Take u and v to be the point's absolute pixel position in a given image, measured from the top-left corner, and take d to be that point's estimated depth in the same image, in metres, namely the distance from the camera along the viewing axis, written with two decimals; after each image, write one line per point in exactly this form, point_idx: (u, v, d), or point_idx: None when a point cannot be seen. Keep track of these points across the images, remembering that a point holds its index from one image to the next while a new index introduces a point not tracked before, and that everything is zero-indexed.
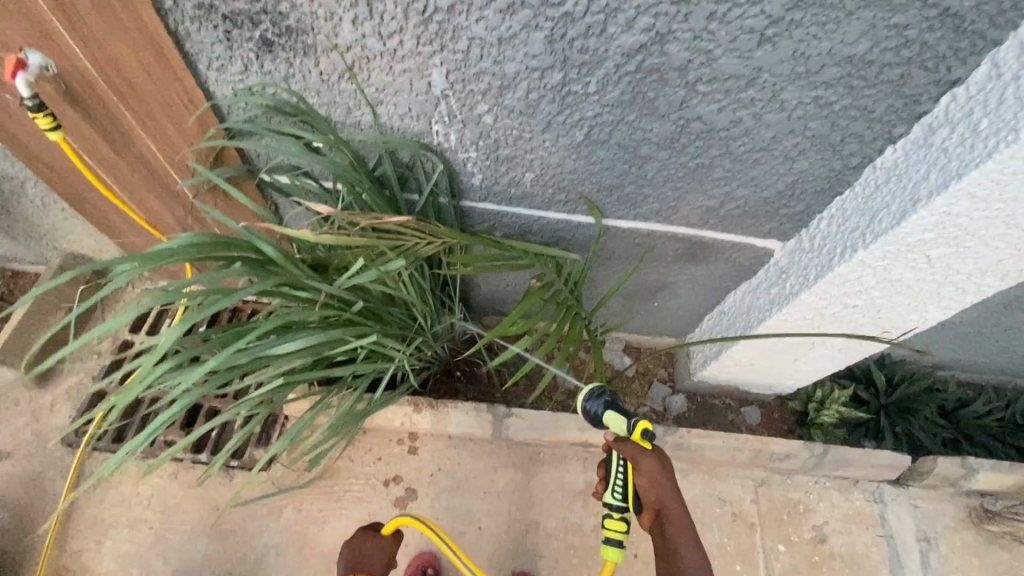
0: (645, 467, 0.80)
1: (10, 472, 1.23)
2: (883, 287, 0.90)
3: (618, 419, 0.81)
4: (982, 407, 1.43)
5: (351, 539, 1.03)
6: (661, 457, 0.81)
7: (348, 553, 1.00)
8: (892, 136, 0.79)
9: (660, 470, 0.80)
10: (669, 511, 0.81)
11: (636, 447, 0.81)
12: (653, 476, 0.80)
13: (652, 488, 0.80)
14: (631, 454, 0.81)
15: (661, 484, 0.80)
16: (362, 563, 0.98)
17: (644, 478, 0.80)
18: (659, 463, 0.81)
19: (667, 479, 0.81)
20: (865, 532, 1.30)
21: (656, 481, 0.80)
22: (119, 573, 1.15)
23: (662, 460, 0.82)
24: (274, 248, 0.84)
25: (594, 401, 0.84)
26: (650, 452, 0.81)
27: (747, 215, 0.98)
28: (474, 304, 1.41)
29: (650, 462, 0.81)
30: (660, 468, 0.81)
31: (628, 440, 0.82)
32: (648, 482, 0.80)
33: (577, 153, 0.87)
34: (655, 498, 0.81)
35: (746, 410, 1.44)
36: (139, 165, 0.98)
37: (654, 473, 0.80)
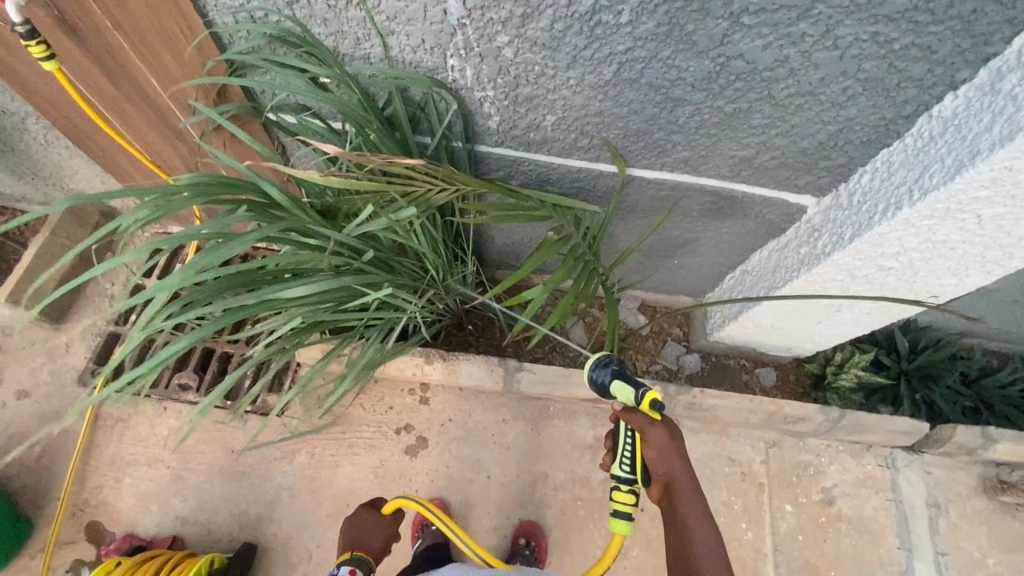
0: (653, 438, 0.79)
1: (30, 410, 1.26)
2: (924, 249, 0.85)
3: (627, 390, 0.78)
4: (1007, 376, 1.39)
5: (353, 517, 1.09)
6: (670, 427, 0.80)
7: (349, 531, 1.07)
8: (954, 80, 0.71)
9: (668, 441, 0.79)
10: (679, 485, 0.81)
11: (644, 418, 0.79)
12: (661, 448, 0.79)
13: (661, 463, 0.80)
14: (639, 425, 0.79)
15: (670, 458, 0.79)
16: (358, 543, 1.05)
17: (653, 451, 0.79)
18: (667, 434, 0.79)
19: (676, 451, 0.79)
20: (874, 496, 1.30)
21: (665, 453, 0.79)
22: (140, 508, 1.19)
23: (670, 431, 0.80)
24: (280, 192, 0.80)
25: (602, 370, 0.81)
26: (659, 424, 0.79)
27: (783, 167, 0.91)
28: (487, 256, 1.38)
29: (658, 433, 0.79)
30: (669, 441, 0.79)
31: (637, 411, 0.80)
32: (657, 457, 0.79)
33: (604, 93, 0.80)
34: (664, 472, 0.81)
35: (761, 372, 1.42)
36: (140, 101, 0.93)
37: (662, 444, 0.79)
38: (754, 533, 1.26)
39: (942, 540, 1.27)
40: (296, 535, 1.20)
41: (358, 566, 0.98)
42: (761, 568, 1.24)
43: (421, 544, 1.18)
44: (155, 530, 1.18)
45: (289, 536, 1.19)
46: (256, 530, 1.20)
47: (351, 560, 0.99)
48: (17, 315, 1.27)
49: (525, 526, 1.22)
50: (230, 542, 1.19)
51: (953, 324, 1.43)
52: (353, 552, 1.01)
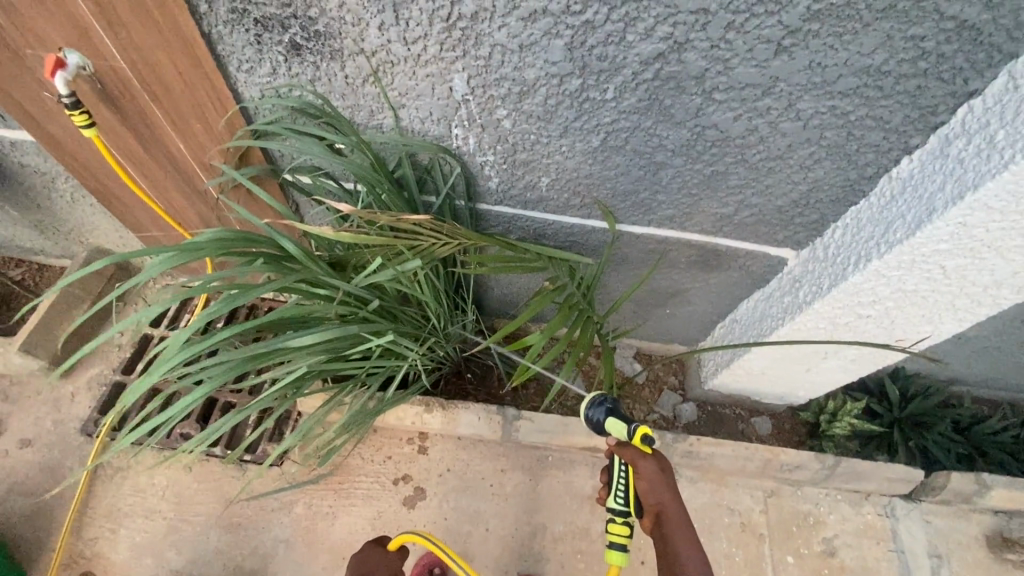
0: (644, 470, 0.82)
1: (31, 459, 1.27)
2: (898, 298, 0.90)
3: (620, 426, 0.82)
4: (998, 423, 1.41)
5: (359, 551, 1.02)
6: (660, 461, 0.83)
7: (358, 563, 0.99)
8: (908, 146, 0.79)
9: (659, 473, 0.82)
10: (669, 514, 0.81)
11: (636, 451, 0.83)
12: (651, 479, 0.82)
13: (651, 492, 0.82)
14: (630, 457, 0.83)
15: (660, 487, 0.81)
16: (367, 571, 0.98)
17: (644, 481, 0.82)
18: (658, 467, 0.82)
19: (666, 483, 0.82)
20: (876, 547, 1.29)
21: (655, 484, 0.82)
22: (133, 561, 1.18)
23: (662, 465, 0.83)
24: (295, 246, 0.86)
25: (597, 408, 0.85)
26: (650, 457, 0.83)
27: (761, 223, 0.98)
28: (486, 306, 1.43)
29: (649, 465, 0.82)
30: (661, 475, 0.82)
31: (627, 445, 0.84)
32: (648, 486, 0.82)
33: (593, 158, 0.88)
34: (654, 500, 0.82)
35: (756, 420, 1.44)
36: (167, 163, 1.01)
37: (653, 474, 0.82)
38: None
39: None
40: None
41: None
42: None
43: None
44: None
45: None
46: None
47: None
48: (27, 363, 1.31)
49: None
50: None
51: (940, 372, 1.46)
52: None
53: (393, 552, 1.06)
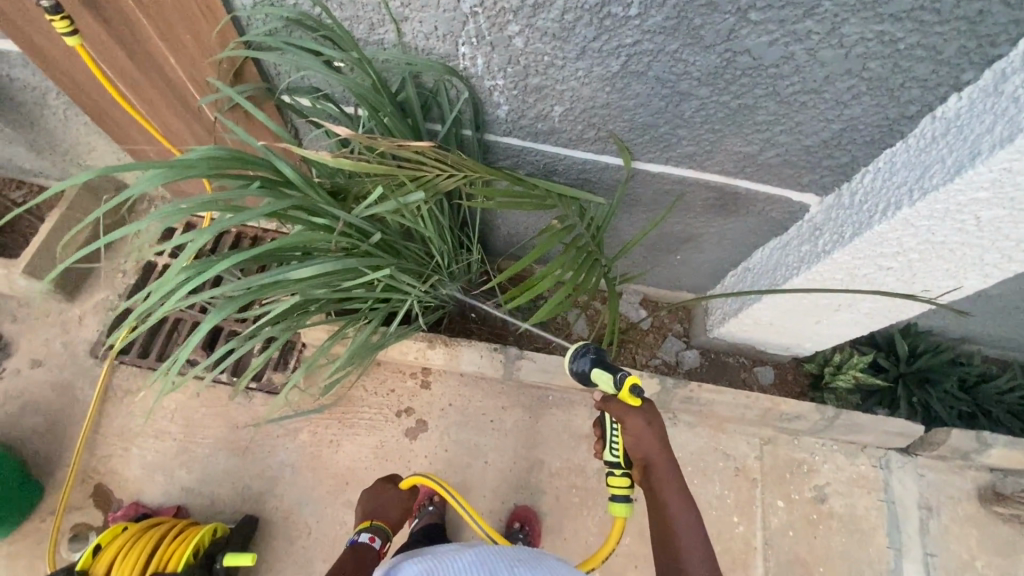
0: (631, 425, 0.82)
1: (44, 379, 1.30)
2: (924, 250, 0.86)
3: (606, 377, 0.83)
4: (1006, 383, 1.40)
5: (371, 490, 1.14)
6: (648, 414, 0.83)
7: (368, 502, 1.12)
8: (958, 82, 0.72)
9: (646, 428, 0.82)
10: (656, 469, 0.85)
11: (622, 406, 0.83)
12: (638, 434, 0.82)
13: (638, 446, 0.83)
14: (616, 412, 0.84)
15: (647, 442, 0.83)
16: (378, 513, 1.10)
17: (631, 436, 0.83)
18: (644, 421, 0.82)
19: (653, 437, 0.82)
20: (867, 496, 1.31)
21: (643, 439, 0.83)
22: (146, 478, 1.23)
23: (649, 418, 0.83)
24: (293, 170, 0.82)
25: (581, 359, 0.87)
26: (636, 411, 0.82)
27: (787, 164, 0.92)
28: (492, 245, 1.39)
29: (637, 419, 0.82)
30: (648, 428, 0.82)
31: (614, 399, 0.85)
32: (635, 442, 0.83)
33: (611, 85, 0.82)
34: (642, 454, 0.85)
35: (759, 370, 1.44)
36: (160, 81, 0.96)
37: (640, 431, 0.82)
38: (745, 527, 1.28)
39: (932, 542, 1.28)
40: (296, 511, 1.22)
41: (376, 534, 1.05)
42: (751, 561, 1.25)
43: (418, 524, 1.20)
44: (160, 500, 1.21)
45: (289, 511, 1.22)
46: (258, 503, 1.23)
47: (371, 527, 1.06)
48: (33, 286, 1.31)
49: (520, 511, 1.24)
50: (232, 514, 1.21)
51: (953, 329, 1.43)
52: (372, 520, 1.08)
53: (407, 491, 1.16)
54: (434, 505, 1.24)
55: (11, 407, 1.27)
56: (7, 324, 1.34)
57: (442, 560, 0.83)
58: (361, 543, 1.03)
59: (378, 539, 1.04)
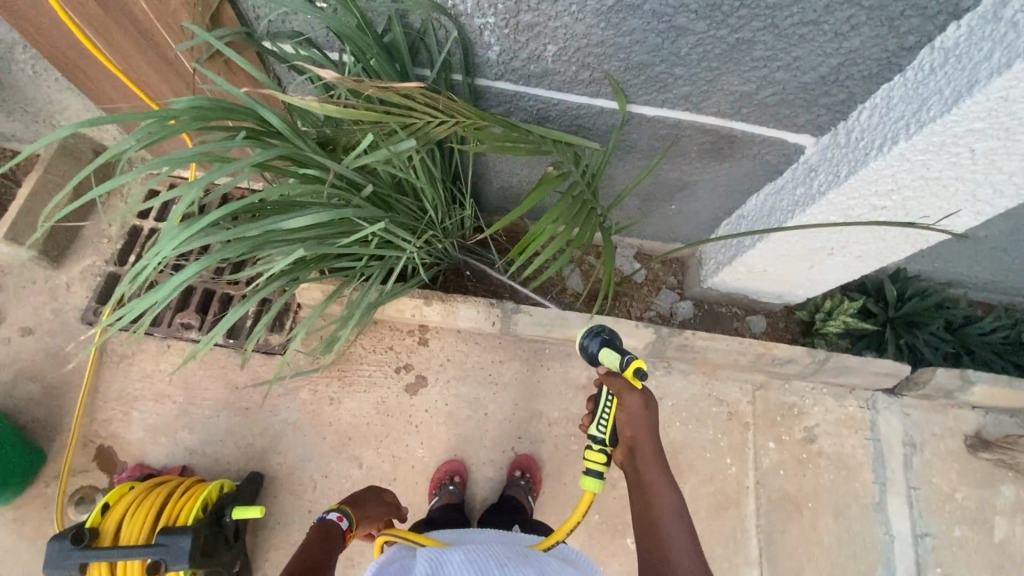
0: (629, 403, 0.87)
1: (35, 346, 1.28)
2: (917, 187, 0.86)
3: (613, 356, 0.86)
4: (990, 324, 1.43)
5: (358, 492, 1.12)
6: (646, 397, 0.87)
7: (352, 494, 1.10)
8: (958, 9, 0.70)
9: (641, 408, 0.86)
10: (642, 449, 0.87)
11: (624, 384, 0.87)
12: (633, 412, 0.87)
13: (630, 424, 0.87)
14: (616, 388, 0.88)
15: (638, 421, 0.87)
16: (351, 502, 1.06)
17: (624, 413, 0.87)
18: (642, 403, 0.86)
19: (645, 418, 0.87)
20: (854, 435, 1.36)
21: (636, 418, 0.87)
22: (149, 440, 1.23)
23: (647, 402, 0.87)
24: (279, 119, 0.79)
25: (591, 337, 0.90)
26: (636, 391, 0.87)
27: (783, 103, 0.91)
28: (485, 199, 1.38)
29: (635, 400, 0.87)
30: (643, 409, 0.87)
31: (618, 377, 0.88)
32: (627, 419, 0.87)
33: (606, 20, 0.79)
34: (630, 433, 0.88)
35: (751, 318, 1.46)
36: (130, 28, 0.91)
37: (634, 411, 0.86)
38: (738, 468, 1.32)
39: (915, 476, 1.34)
40: (300, 467, 1.24)
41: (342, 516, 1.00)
42: (743, 500, 1.30)
43: (439, 501, 1.20)
44: (164, 460, 1.22)
45: (294, 467, 1.24)
46: (262, 461, 1.24)
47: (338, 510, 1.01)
48: (16, 253, 1.28)
49: (520, 460, 1.26)
50: (238, 471, 1.23)
51: (940, 272, 1.46)
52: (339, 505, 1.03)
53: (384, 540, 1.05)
54: (455, 485, 1.23)
55: (4, 375, 1.26)
56: None
57: (440, 553, 0.91)
58: (328, 523, 0.97)
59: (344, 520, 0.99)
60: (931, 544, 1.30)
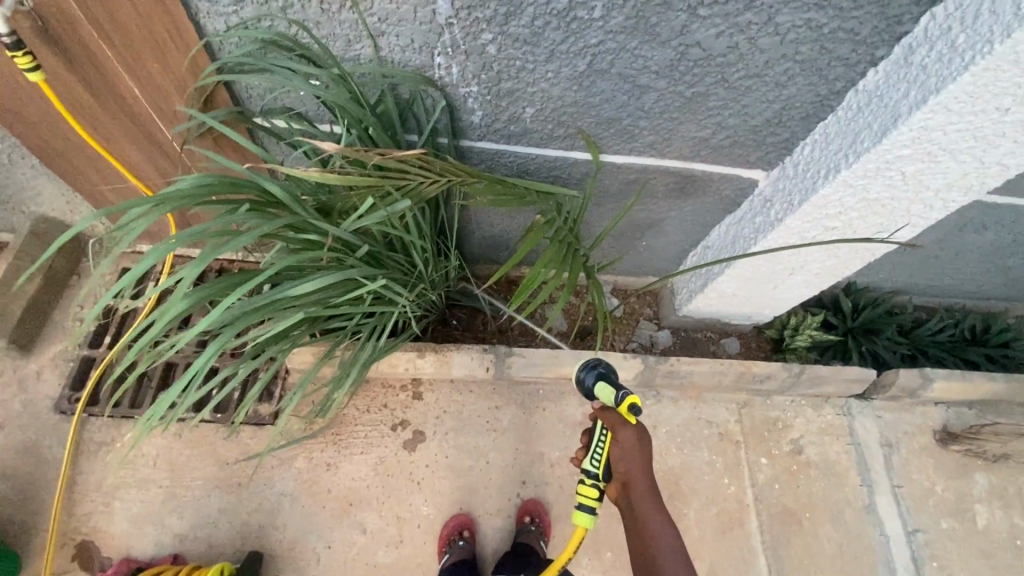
0: (623, 438, 0.87)
1: (2, 443, 1.20)
2: (861, 207, 0.97)
3: (608, 391, 0.89)
4: (936, 325, 1.57)
5: None
6: (640, 432, 0.88)
7: None
8: (874, 58, 0.83)
9: (635, 444, 0.87)
10: (635, 485, 0.88)
11: (618, 419, 0.88)
12: (627, 448, 0.86)
13: (623, 460, 0.87)
14: (611, 423, 0.88)
15: (632, 457, 0.87)
16: None
17: (619, 449, 0.87)
18: (635, 439, 0.87)
19: (639, 453, 0.87)
20: (836, 442, 1.44)
21: (629, 454, 0.87)
22: (134, 531, 1.15)
23: (640, 437, 0.88)
24: (281, 189, 0.82)
25: (588, 371, 0.94)
26: (630, 426, 0.87)
27: (736, 145, 1.02)
28: (466, 251, 1.43)
29: (628, 434, 0.87)
30: (637, 445, 0.87)
31: (612, 411, 0.90)
32: (621, 454, 0.87)
33: (579, 83, 0.88)
34: (623, 469, 0.87)
35: (726, 341, 1.55)
36: (122, 113, 0.93)
37: (627, 448, 0.87)
38: (736, 487, 1.36)
39: (897, 474, 1.42)
40: (301, 540, 1.19)
41: None
42: (746, 518, 1.34)
43: (449, 559, 1.16)
44: (153, 551, 1.14)
45: (294, 541, 1.19)
46: (260, 539, 1.18)
47: None
48: None
49: (528, 504, 1.27)
50: (235, 553, 1.17)
51: (885, 283, 1.60)
52: None
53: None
54: (465, 540, 1.20)
55: None
56: None
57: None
58: None
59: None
60: (922, 539, 1.36)
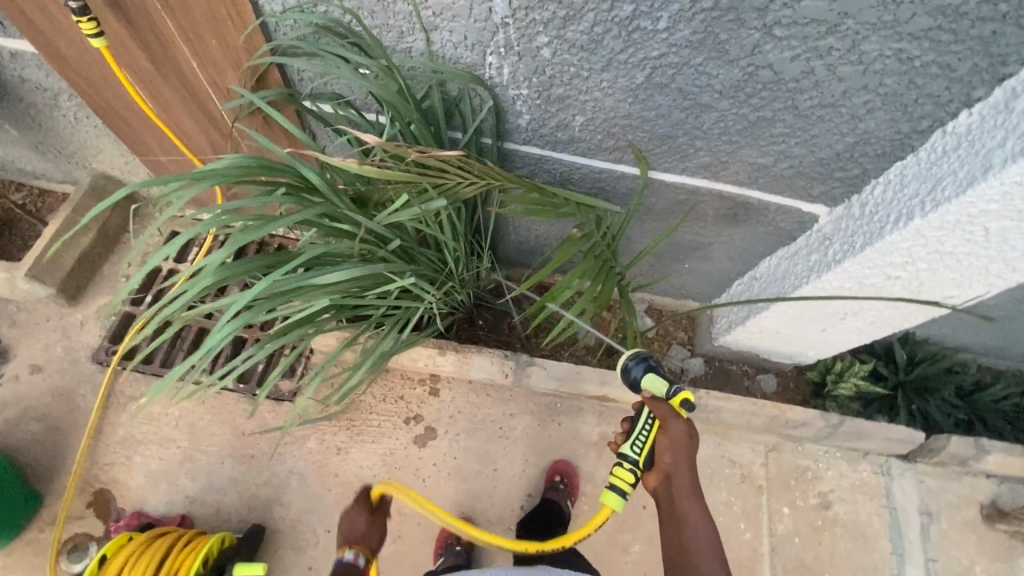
0: (672, 429, 0.85)
1: (42, 385, 1.26)
2: (932, 260, 0.88)
3: (658, 383, 0.87)
4: (1000, 391, 1.43)
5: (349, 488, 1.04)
6: (689, 427, 0.86)
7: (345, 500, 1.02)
8: (970, 99, 0.74)
9: (684, 438, 0.85)
10: (678, 476, 0.86)
11: (668, 410, 0.86)
12: (675, 439, 0.85)
13: (670, 450, 0.85)
14: (661, 414, 0.86)
15: (679, 450, 0.85)
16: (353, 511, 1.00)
17: (666, 439, 0.85)
18: (684, 433, 0.85)
19: (688, 447, 0.85)
20: (869, 502, 1.34)
21: (677, 445, 0.85)
22: (149, 486, 1.20)
23: (689, 432, 0.86)
24: (319, 177, 0.82)
25: (637, 363, 0.89)
26: (680, 419, 0.86)
27: (799, 176, 0.95)
28: (501, 252, 1.40)
29: (677, 426, 0.85)
30: (685, 438, 0.85)
31: (663, 402, 0.87)
32: (668, 444, 0.85)
33: (634, 96, 0.83)
34: (667, 459, 0.86)
35: (762, 377, 1.48)
36: (176, 81, 0.95)
37: (675, 440, 0.85)
38: (752, 534, 1.29)
39: (933, 548, 1.31)
40: (303, 520, 1.20)
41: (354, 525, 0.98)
42: (758, 568, 1.26)
43: (444, 563, 1.14)
44: (164, 509, 1.18)
45: (296, 520, 1.20)
46: (265, 513, 1.20)
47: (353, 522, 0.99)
48: (35, 290, 1.28)
49: (556, 467, 1.28)
50: (239, 523, 1.19)
51: (949, 338, 1.47)
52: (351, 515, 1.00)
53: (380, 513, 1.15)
54: (461, 546, 1.18)
55: (8, 414, 1.24)
56: (4, 330, 1.30)
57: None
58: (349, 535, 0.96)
59: (361, 558, 1.03)
60: None
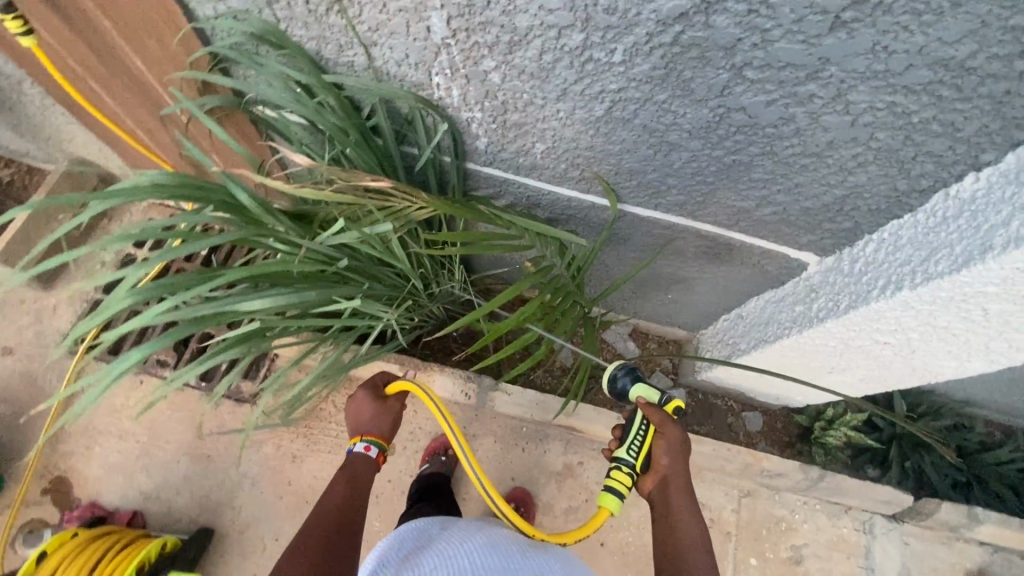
0: (669, 433, 0.86)
1: (13, 368, 1.28)
2: (924, 331, 0.78)
3: (649, 391, 0.86)
4: (1007, 454, 1.31)
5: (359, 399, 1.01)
6: (683, 434, 0.87)
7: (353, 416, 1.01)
8: (977, 162, 0.63)
9: (679, 442, 0.86)
10: (673, 478, 0.87)
11: (664, 416, 0.87)
12: (672, 443, 0.86)
13: (667, 453, 0.86)
14: (658, 421, 0.86)
15: (676, 454, 0.86)
16: (368, 427, 1.00)
17: (663, 441, 0.86)
18: (680, 437, 0.87)
19: (682, 451, 0.87)
20: (845, 561, 1.25)
21: (673, 448, 0.86)
22: (106, 478, 1.21)
23: (683, 438, 0.88)
24: (251, 197, 0.78)
25: (624, 376, 0.88)
26: (676, 424, 0.87)
27: (783, 223, 0.85)
28: (477, 265, 1.34)
29: (672, 431, 0.87)
30: (681, 442, 0.87)
31: (657, 410, 0.87)
32: (666, 448, 0.86)
33: (595, 128, 0.75)
34: (663, 462, 0.86)
35: (747, 415, 1.37)
36: (128, 81, 0.90)
37: (672, 444, 0.86)
38: None
39: None
40: (252, 526, 1.20)
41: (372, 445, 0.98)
42: None
43: (428, 469, 1.21)
44: (118, 502, 1.20)
45: (245, 525, 1.20)
46: (216, 514, 1.20)
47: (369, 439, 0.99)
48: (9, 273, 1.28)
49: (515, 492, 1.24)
50: (190, 522, 1.20)
51: (956, 392, 1.35)
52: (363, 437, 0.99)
53: (393, 399, 1.02)
54: None
55: None
56: None
57: (438, 557, 0.83)
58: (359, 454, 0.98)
59: (375, 451, 0.99)
60: None
